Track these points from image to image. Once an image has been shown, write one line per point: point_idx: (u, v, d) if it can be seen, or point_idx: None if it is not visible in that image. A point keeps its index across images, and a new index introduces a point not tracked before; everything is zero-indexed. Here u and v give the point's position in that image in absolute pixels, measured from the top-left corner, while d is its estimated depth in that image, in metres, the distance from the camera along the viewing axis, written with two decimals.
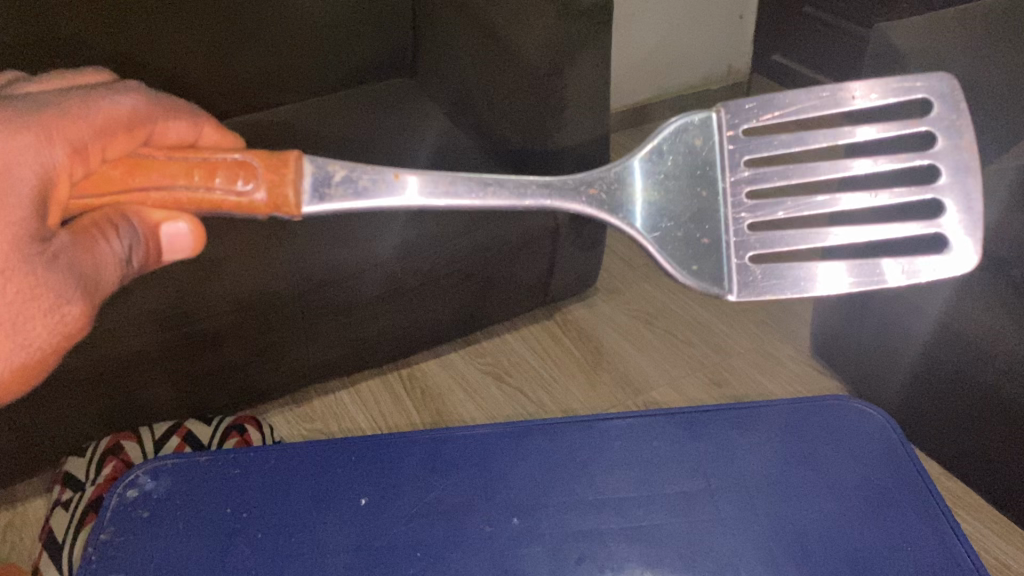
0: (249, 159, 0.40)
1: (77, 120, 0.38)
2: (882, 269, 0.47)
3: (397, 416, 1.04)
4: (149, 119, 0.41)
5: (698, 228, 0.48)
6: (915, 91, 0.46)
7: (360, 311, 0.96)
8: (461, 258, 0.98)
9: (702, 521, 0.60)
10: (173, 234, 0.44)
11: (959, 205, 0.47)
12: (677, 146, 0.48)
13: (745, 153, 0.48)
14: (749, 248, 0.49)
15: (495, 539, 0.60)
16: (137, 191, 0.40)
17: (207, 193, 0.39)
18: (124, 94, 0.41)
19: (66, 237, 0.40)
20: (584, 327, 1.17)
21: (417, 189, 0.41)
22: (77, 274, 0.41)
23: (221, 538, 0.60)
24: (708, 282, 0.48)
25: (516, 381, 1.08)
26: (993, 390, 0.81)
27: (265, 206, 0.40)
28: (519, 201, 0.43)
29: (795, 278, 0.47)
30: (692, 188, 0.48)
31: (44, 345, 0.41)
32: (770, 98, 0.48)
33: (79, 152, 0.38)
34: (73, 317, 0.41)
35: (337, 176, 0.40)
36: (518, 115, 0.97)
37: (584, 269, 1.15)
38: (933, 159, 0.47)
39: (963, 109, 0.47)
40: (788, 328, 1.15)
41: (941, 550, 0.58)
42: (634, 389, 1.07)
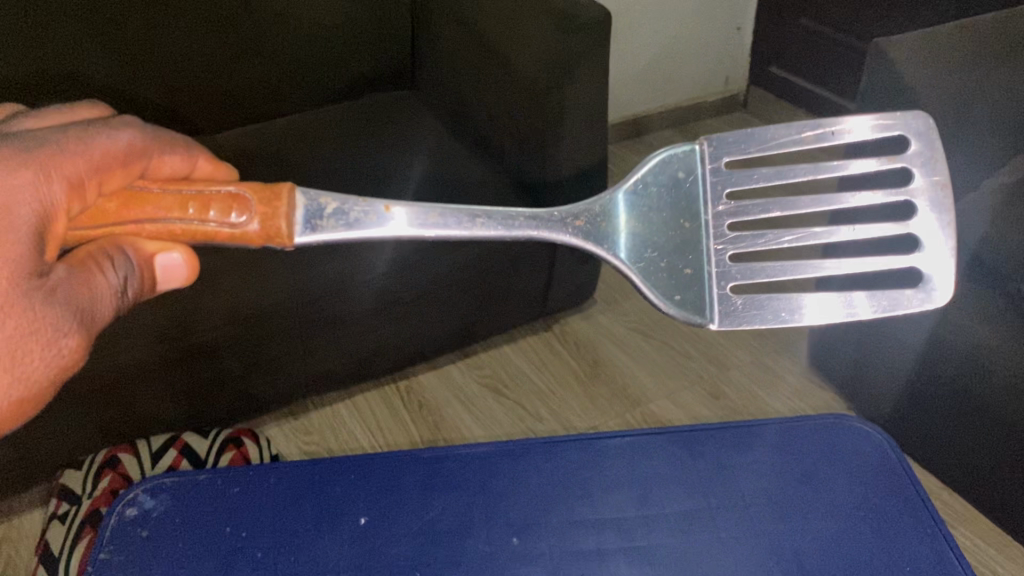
0: (242, 192, 0.40)
1: (73, 156, 0.39)
2: (855, 302, 0.48)
3: (394, 429, 1.04)
4: (145, 154, 0.41)
5: (681, 259, 0.49)
6: (893, 128, 0.47)
7: (358, 325, 0.96)
8: (460, 271, 0.98)
9: (703, 540, 0.60)
10: (167, 264, 0.44)
11: (936, 239, 0.48)
12: (660, 179, 0.49)
13: (727, 186, 0.49)
14: (731, 278, 0.49)
15: (495, 558, 0.60)
16: (132, 223, 0.40)
17: (201, 225, 0.40)
18: (119, 127, 0.41)
19: (63, 271, 0.40)
20: (582, 340, 1.17)
21: (405, 221, 0.41)
22: (73, 308, 0.40)
23: (221, 558, 0.60)
24: (691, 311, 0.49)
25: (514, 393, 1.08)
26: (991, 405, 0.81)
27: (258, 237, 0.40)
28: (507, 232, 0.43)
29: (774, 310, 0.48)
30: (675, 221, 0.49)
31: (42, 379, 0.41)
32: (749, 133, 0.48)
33: (76, 187, 0.38)
34: (71, 350, 0.41)
35: (329, 208, 0.40)
36: (517, 128, 0.98)
37: (583, 282, 1.15)
38: (910, 195, 0.48)
39: (938, 147, 0.48)
40: (786, 341, 1.16)
41: (940, 569, 0.58)
42: (632, 401, 1.07)
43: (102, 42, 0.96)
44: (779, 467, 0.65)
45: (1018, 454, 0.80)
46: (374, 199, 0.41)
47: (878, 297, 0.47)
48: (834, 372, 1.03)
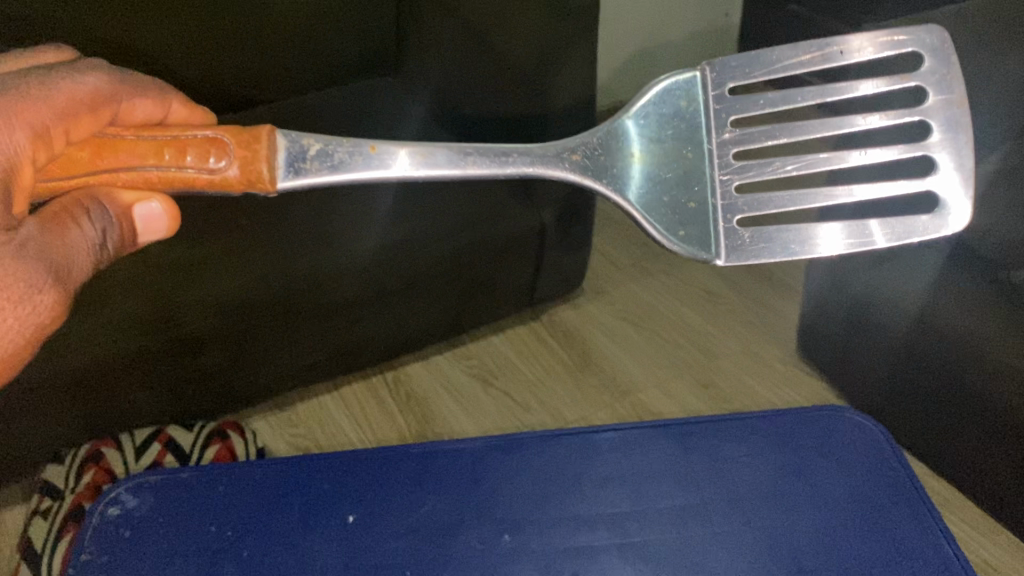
0: (220, 135, 0.40)
1: (36, 102, 0.38)
2: (870, 229, 0.47)
3: (382, 422, 1.03)
4: (114, 99, 0.41)
5: (684, 193, 0.48)
6: (905, 45, 0.46)
7: (344, 315, 0.95)
8: (447, 259, 0.97)
9: (696, 536, 0.59)
10: (147, 214, 0.43)
11: (951, 162, 0.47)
12: (662, 106, 0.49)
13: (731, 113, 0.48)
14: (737, 210, 0.48)
15: (486, 556, 0.59)
16: (106, 172, 0.40)
17: (179, 171, 0.39)
18: (85, 72, 0.41)
19: (34, 225, 0.39)
20: (571, 329, 1.16)
21: (393, 161, 0.41)
22: (48, 263, 0.39)
23: (206, 557, 0.59)
24: (696, 247, 0.48)
25: (502, 383, 1.08)
26: (982, 393, 0.80)
27: (239, 182, 0.39)
28: (501, 169, 0.43)
29: (783, 243, 0.48)
30: (678, 151, 0.49)
31: (20, 337, 0.40)
32: (755, 56, 0.48)
33: (42, 136, 0.38)
34: (46, 307, 0.40)
35: (311, 150, 0.40)
36: (503, 115, 0.97)
37: (572, 271, 1.14)
38: (923, 115, 0.47)
39: (953, 62, 0.47)
40: (775, 331, 1.15)
41: (933, 558, 0.58)
42: (621, 389, 1.07)
43: (83, 30, 0.94)
44: (773, 458, 0.65)
45: (1004, 442, 0.80)
46: (360, 140, 0.41)
47: (891, 225, 0.47)
48: (823, 361, 1.03)
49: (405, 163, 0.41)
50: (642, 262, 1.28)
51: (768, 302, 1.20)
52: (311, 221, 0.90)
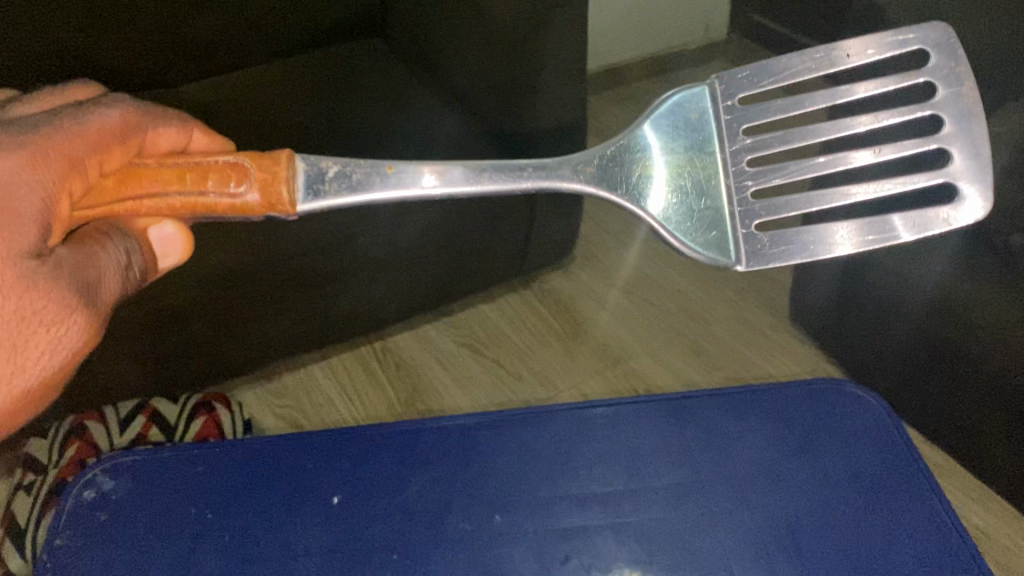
0: (240, 161, 0.40)
1: (70, 134, 0.37)
2: (891, 223, 0.45)
3: (372, 393, 1.01)
4: (140, 128, 0.40)
5: (698, 199, 0.48)
6: (910, 43, 0.46)
7: (330, 284, 0.93)
8: (436, 227, 0.95)
9: (691, 516, 0.58)
10: (161, 238, 0.43)
11: (964, 154, 0.45)
12: (673, 119, 0.49)
13: (743, 122, 0.49)
14: (755, 215, 0.47)
15: (476, 537, 0.58)
16: (131, 201, 0.40)
17: (201, 196, 0.40)
18: (110, 104, 0.40)
19: (66, 250, 0.38)
20: (562, 297, 1.14)
21: (411, 180, 0.41)
22: (82, 284, 0.38)
23: (186, 540, 0.58)
24: (715, 253, 0.47)
25: (493, 352, 1.06)
26: (980, 362, 0.78)
27: (260, 207, 0.40)
28: (514, 185, 0.43)
29: (801, 242, 0.47)
30: (690, 162, 0.48)
31: (50, 370, 0.38)
32: (762, 65, 0.49)
33: (76, 167, 0.37)
34: (78, 329, 0.38)
35: (330, 172, 0.41)
36: (494, 80, 0.94)
37: (562, 238, 1.12)
38: (934, 109, 0.46)
39: (961, 56, 0.46)
40: (768, 297, 1.14)
41: (937, 539, 0.57)
42: (613, 358, 1.05)
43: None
44: (771, 436, 0.63)
45: (999, 410, 0.79)
46: (377, 160, 0.41)
47: (910, 217, 0.45)
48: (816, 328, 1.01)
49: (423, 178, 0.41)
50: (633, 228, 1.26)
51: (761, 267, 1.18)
52: None
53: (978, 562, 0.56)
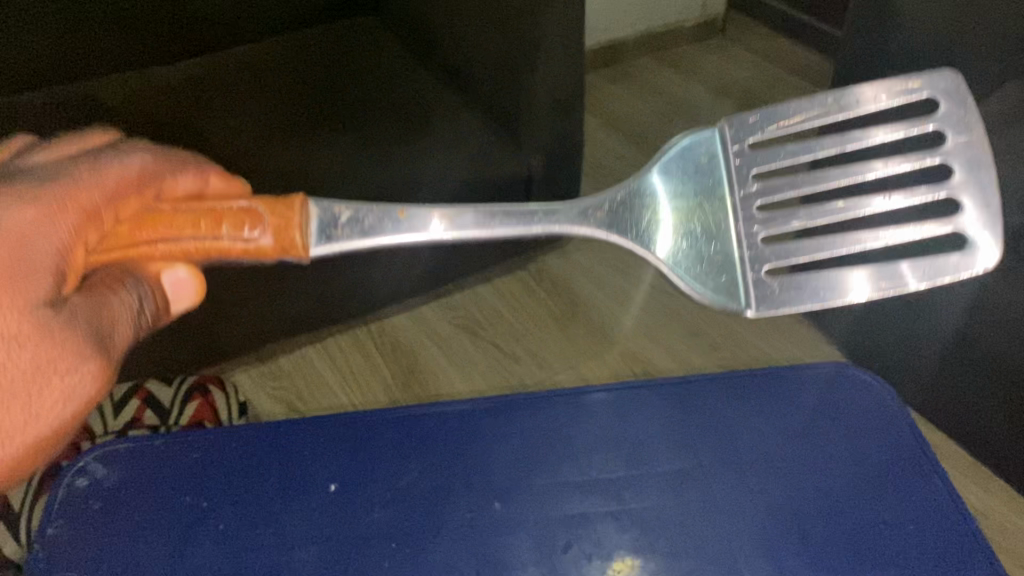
0: (255, 206, 0.39)
1: (87, 185, 0.37)
2: (902, 271, 0.45)
3: (368, 374, 1.01)
4: (158, 176, 0.39)
5: (707, 244, 0.48)
6: (918, 93, 0.47)
7: (320, 268, 0.93)
8: None
9: (692, 503, 0.58)
10: (174, 282, 0.40)
11: (975, 202, 0.46)
12: (683, 162, 0.49)
13: (753, 166, 0.49)
14: (765, 260, 0.48)
15: (476, 525, 0.57)
16: (145, 245, 0.38)
17: (214, 241, 0.38)
18: (129, 152, 0.40)
19: (79, 298, 0.36)
20: (560, 279, 1.13)
21: (429, 223, 0.41)
22: (94, 332, 0.36)
23: (181, 529, 0.57)
24: (725, 297, 0.47)
25: (490, 334, 1.06)
26: (983, 342, 0.78)
27: (273, 250, 0.39)
28: (526, 229, 0.43)
29: (811, 289, 0.46)
30: (700, 205, 0.49)
31: (59, 422, 0.36)
32: (772, 111, 0.49)
33: (92, 217, 0.37)
34: (91, 378, 0.36)
35: (342, 217, 0.40)
36: (491, 57, 0.94)
37: (559, 219, 1.11)
38: (945, 157, 0.47)
39: (971, 104, 0.47)
40: None
41: (942, 526, 0.56)
42: (610, 340, 1.05)
43: None
44: (768, 421, 0.63)
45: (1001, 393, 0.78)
46: (389, 205, 0.41)
47: (921, 266, 0.45)
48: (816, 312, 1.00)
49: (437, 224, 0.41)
50: None
51: None
52: (289, 171, 0.87)
53: (984, 550, 0.55)
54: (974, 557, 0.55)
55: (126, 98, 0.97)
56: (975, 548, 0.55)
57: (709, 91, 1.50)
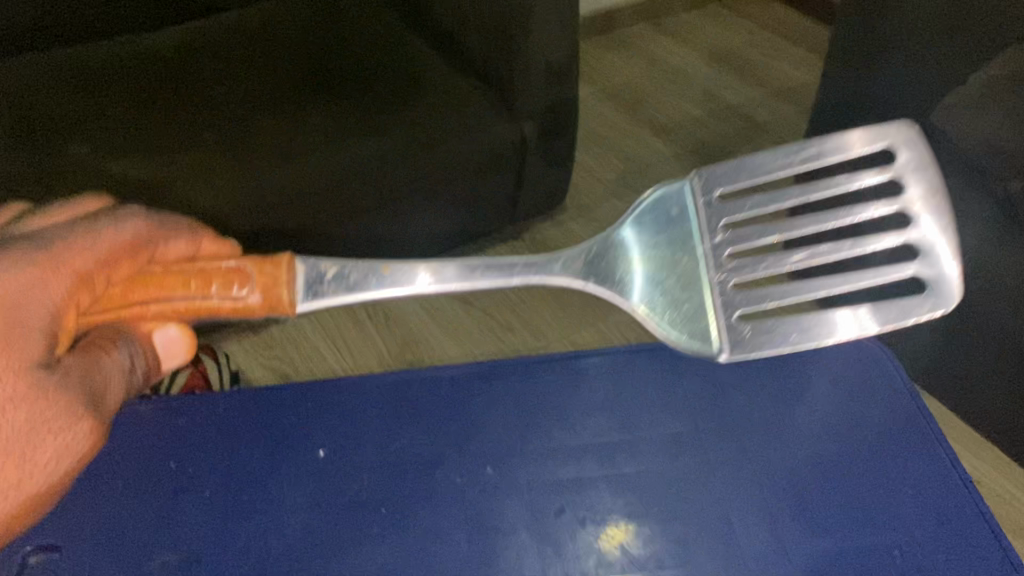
0: (243, 265, 0.40)
1: (82, 250, 0.38)
2: (872, 315, 0.46)
3: (361, 343, 1.00)
4: (151, 240, 0.40)
5: (681, 295, 0.49)
6: (882, 141, 0.46)
7: (315, 237, 0.91)
8: (423, 174, 0.93)
9: (685, 468, 0.57)
10: (165, 341, 0.42)
11: (934, 249, 0.46)
12: (654, 216, 0.50)
13: (722, 216, 0.49)
14: (736, 306, 0.48)
15: (467, 490, 0.57)
16: (137, 305, 0.40)
17: (204, 300, 0.39)
18: (122, 215, 0.40)
19: (73, 358, 0.38)
20: (554, 247, 1.12)
21: (417, 279, 0.42)
22: (87, 392, 0.38)
23: (167, 496, 0.57)
24: (699, 344, 0.48)
25: (483, 303, 1.05)
26: (975, 307, 0.77)
27: (260, 308, 0.40)
28: (504, 282, 0.43)
29: (783, 333, 0.47)
30: (673, 257, 0.50)
31: (54, 474, 0.38)
32: (742, 162, 0.49)
33: (85, 280, 0.38)
34: (83, 437, 0.38)
35: (329, 273, 0.41)
36: (483, 19, 0.92)
37: (553, 186, 1.09)
38: (903, 206, 0.46)
39: (927, 154, 0.46)
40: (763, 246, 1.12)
41: (938, 489, 0.56)
42: (605, 308, 1.04)
43: None
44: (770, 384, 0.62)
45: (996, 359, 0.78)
46: (373, 261, 0.42)
47: (883, 312, 0.46)
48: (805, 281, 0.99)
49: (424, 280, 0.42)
50: (625, 177, 1.22)
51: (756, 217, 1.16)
52: (278, 137, 0.86)
53: (980, 511, 0.55)
54: (970, 519, 0.54)
55: (112, 62, 0.95)
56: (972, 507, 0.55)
57: (706, 59, 1.48)
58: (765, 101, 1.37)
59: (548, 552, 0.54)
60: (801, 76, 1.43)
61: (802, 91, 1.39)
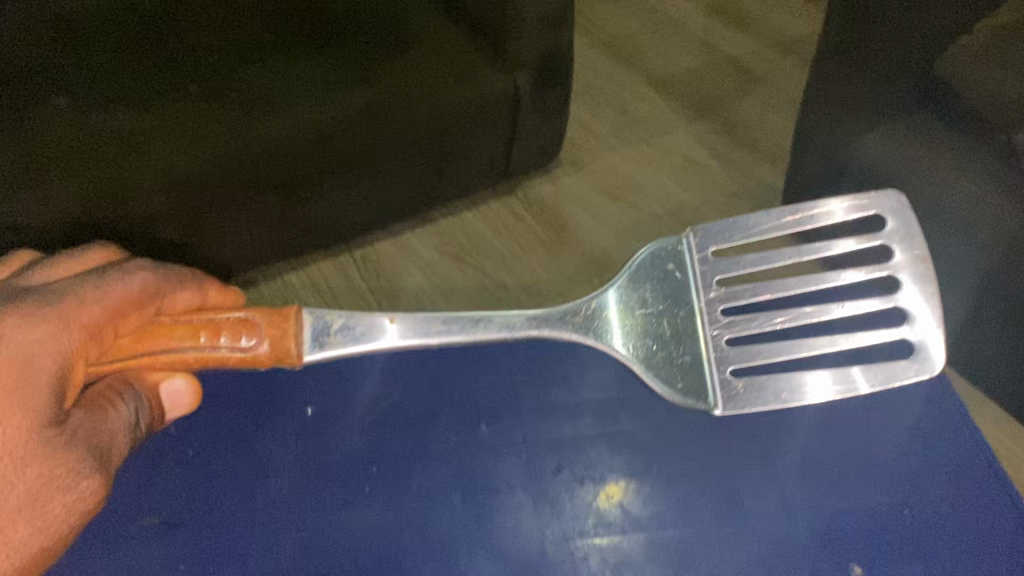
0: (250, 316, 0.45)
1: (91, 305, 0.41)
2: (854, 375, 0.54)
3: (351, 300, 0.98)
4: (157, 295, 0.44)
5: (676, 350, 0.56)
6: (869, 209, 0.56)
7: (305, 191, 0.89)
8: (415, 127, 0.90)
9: (683, 426, 0.57)
10: (170, 390, 0.48)
11: (921, 311, 0.54)
12: (651, 275, 0.58)
13: (715, 273, 0.57)
14: (729, 361, 0.55)
15: (463, 447, 0.57)
16: (145, 356, 0.43)
17: (213, 350, 0.44)
18: (131, 271, 0.44)
19: (80, 413, 0.41)
20: (548, 204, 1.10)
21: (396, 333, 0.48)
22: (93, 448, 0.41)
23: (146, 452, 0.56)
24: (693, 397, 0.55)
25: (476, 260, 1.03)
26: (975, 262, 0.75)
27: (267, 357, 0.45)
28: (509, 332, 0.50)
29: (773, 391, 0.54)
30: (669, 312, 0.57)
31: (62, 526, 0.40)
32: (732, 223, 0.58)
33: (93, 335, 0.41)
34: (91, 490, 0.41)
35: (336, 324, 0.47)
36: None
37: (546, 142, 1.07)
38: (892, 270, 0.55)
39: (912, 224, 0.55)
40: (758, 202, 1.10)
41: (929, 450, 0.56)
42: (600, 265, 1.02)
43: None
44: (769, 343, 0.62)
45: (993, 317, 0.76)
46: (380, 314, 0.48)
47: (873, 373, 0.54)
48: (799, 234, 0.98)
49: (390, 334, 0.48)
50: (621, 131, 1.20)
51: (751, 171, 1.13)
52: (266, 89, 0.83)
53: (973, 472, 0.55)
54: (960, 479, 0.55)
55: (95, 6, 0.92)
56: (980, 459, 0.56)
57: (704, 9, 1.45)
58: (762, 52, 1.34)
59: (544, 513, 0.53)
60: (803, 28, 1.39)
61: (800, 43, 1.36)
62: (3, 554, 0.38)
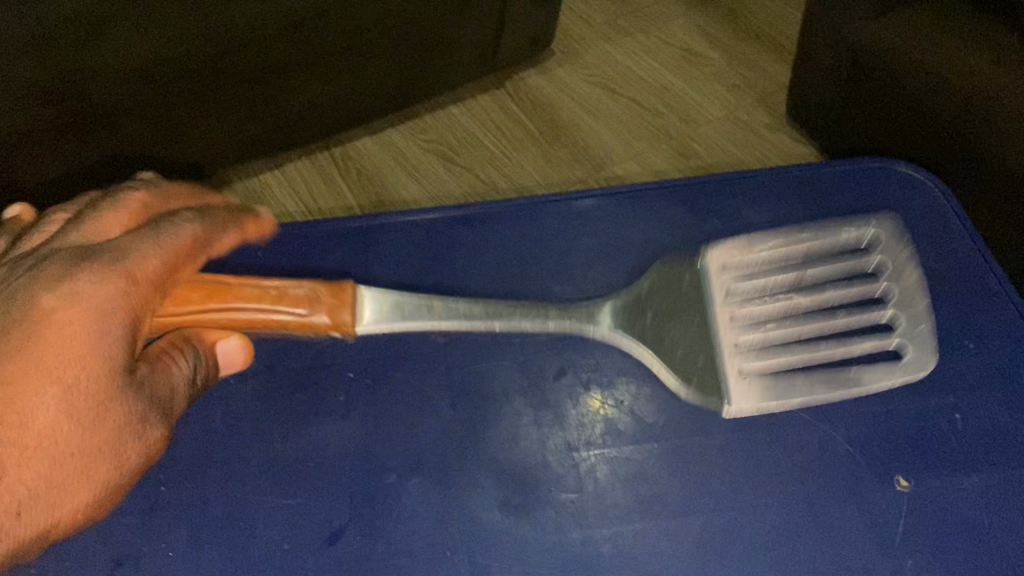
0: (313, 290, 0.44)
1: (156, 255, 0.39)
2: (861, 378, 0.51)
3: (329, 198, 0.93)
4: (209, 244, 0.41)
5: (688, 352, 0.52)
6: (867, 229, 0.54)
7: (281, 81, 0.82)
8: (396, 10, 0.83)
9: None
10: (225, 350, 0.44)
11: (920, 318, 0.52)
12: (658, 279, 0.54)
13: (729, 280, 0.53)
14: (743, 360, 0.51)
15: (448, 350, 0.55)
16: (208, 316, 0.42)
17: (271, 315, 0.43)
18: (178, 217, 0.41)
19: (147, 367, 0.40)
20: (540, 96, 1.03)
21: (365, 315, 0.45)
22: (158, 404, 0.40)
23: None
24: (706, 397, 0.51)
25: (464, 159, 0.97)
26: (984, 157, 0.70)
27: (325, 326, 0.44)
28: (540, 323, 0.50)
29: (787, 391, 0.50)
30: (681, 315, 0.53)
31: (123, 475, 0.39)
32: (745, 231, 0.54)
33: (164, 288, 0.39)
34: (155, 441, 0.40)
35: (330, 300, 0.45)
36: None
37: (537, 30, 0.99)
38: (892, 280, 0.53)
39: (909, 240, 0.54)
40: (762, 92, 1.03)
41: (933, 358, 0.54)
42: (595, 163, 0.96)
43: None
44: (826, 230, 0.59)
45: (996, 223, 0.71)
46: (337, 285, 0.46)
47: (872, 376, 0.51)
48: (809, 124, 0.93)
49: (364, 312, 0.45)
50: (616, 19, 1.12)
51: (754, 61, 1.07)
52: None
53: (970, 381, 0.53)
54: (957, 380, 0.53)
55: None
56: (985, 366, 0.54)
57: None
58: None
59: (546, 418, 0.52)
60: None
61: None
62: (73, 496, 0.37)
